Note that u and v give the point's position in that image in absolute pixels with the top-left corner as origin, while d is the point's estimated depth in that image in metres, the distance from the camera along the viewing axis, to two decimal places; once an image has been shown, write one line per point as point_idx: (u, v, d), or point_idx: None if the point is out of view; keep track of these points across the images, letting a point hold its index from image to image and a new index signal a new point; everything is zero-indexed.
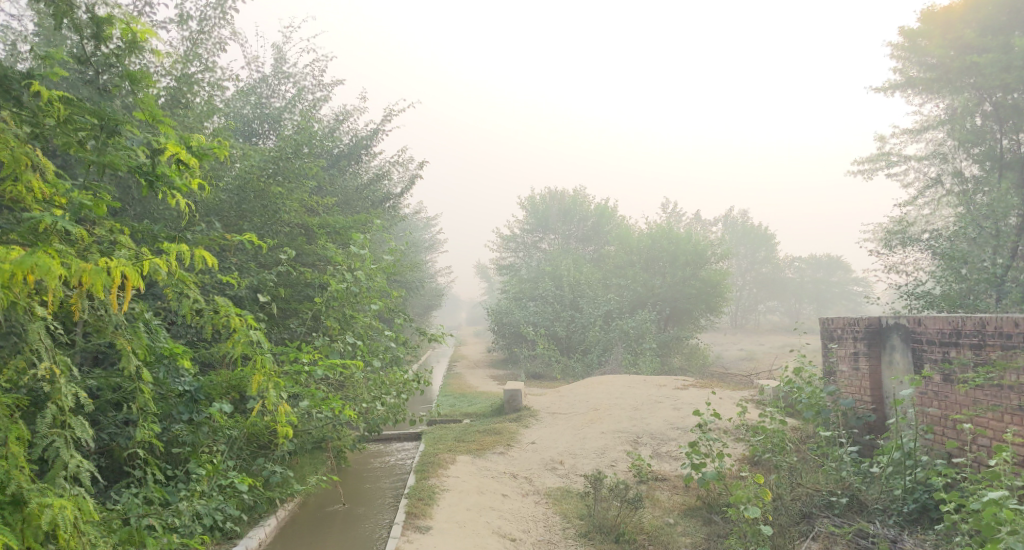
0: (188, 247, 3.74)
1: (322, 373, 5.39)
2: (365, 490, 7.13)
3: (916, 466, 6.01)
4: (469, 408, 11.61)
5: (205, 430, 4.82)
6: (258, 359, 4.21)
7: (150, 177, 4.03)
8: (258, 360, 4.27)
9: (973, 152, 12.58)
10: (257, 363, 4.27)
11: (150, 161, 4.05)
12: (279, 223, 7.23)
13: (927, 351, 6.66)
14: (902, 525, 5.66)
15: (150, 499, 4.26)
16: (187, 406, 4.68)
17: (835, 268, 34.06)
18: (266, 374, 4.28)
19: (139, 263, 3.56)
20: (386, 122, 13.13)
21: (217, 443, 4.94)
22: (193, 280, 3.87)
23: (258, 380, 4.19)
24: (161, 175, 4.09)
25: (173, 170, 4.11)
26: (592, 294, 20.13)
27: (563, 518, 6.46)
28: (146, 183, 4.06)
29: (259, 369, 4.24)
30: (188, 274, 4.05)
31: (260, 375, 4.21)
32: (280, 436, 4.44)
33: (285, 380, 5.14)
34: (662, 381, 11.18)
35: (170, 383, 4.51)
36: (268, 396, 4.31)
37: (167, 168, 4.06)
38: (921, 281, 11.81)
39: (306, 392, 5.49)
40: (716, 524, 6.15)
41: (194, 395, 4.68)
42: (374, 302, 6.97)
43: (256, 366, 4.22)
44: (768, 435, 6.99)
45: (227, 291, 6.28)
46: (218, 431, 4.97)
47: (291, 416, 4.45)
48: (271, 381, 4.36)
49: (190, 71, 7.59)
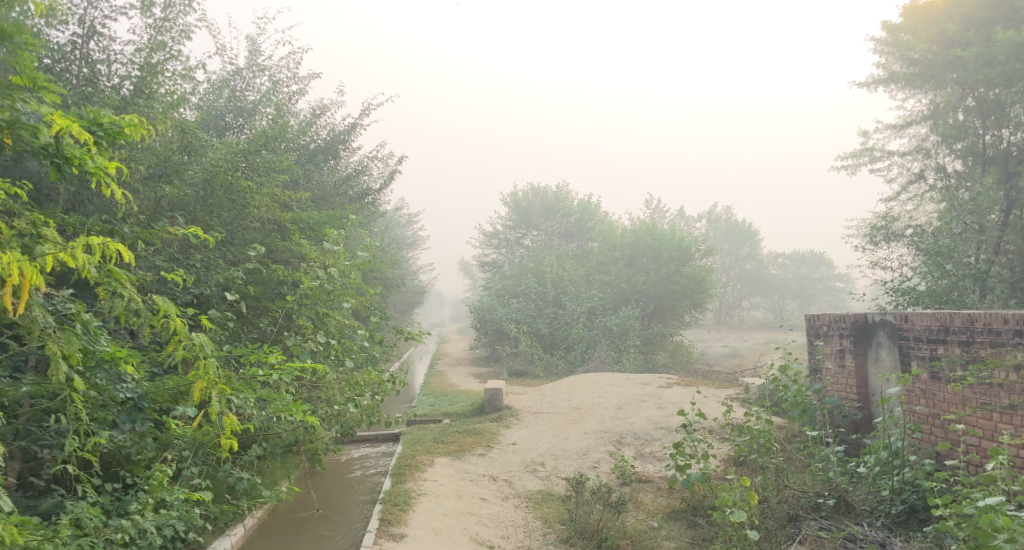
0: (102, 241, 3.62)
1: (283, 377, 5.02)
2: (339, 496, 6.87)
3: (904, 466, 5.91)
4: (449, 407, 11.37)
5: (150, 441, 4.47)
6: (200, 364, 4.01)
7: (57, 159, 3.85)
8: (202, 365, 4.06)
9: (955, 148, 12.56)
10: (202, 368, 4.05)
11: (54, 141, 3.85)
12: (249, 219, 6.93)
13: (914, 349, 6.54)
14: (890, 528, 5.55)
15: (88, 520, 3.90)
16: (131, 416, 4.23)
17: (818, 264, 34.23)
18: (212, 381, 4.10)
19: (42, 257, 3.37)
20: (364, 115, 12.78)
21: (170, 452, 4.61)
22: (126, 278, 3.77)
23: (199, 386, 4.01)
24: (69, 157, 3.88)
25: (81, 150, 3.87)
26: (575, 290, 20.01)
27: (543, 523, 6.26)
28: (54, 166, 3.88)
29: (203, 376, 4.04)
30: (122, 271, 3.86)
31: (204, 382, 4.02)
32: (226, 448, 4.22)
33: (241, 385, 4.75)
34: (645, 380, 11.00)
35: (111, 389, 4.14)
36: (211, 404, 4.13)
37: (75, 149, 3.84)
38: (905, 277, 11.74)
39: (262, 398, 5.10)
40: (701, 527, 6.00)
41: (137, 403, 4.23)
42: (349, 300, 6.70)
43: (198, 372, 4.04)
44: (755, 435, 6.74)
45: (188, 290, 5.98)
46: (168, 441, 4.63)
47: (238, 427, 4.25)
48: (216, 388, 4.18)
49: (155, 60, 7.15)
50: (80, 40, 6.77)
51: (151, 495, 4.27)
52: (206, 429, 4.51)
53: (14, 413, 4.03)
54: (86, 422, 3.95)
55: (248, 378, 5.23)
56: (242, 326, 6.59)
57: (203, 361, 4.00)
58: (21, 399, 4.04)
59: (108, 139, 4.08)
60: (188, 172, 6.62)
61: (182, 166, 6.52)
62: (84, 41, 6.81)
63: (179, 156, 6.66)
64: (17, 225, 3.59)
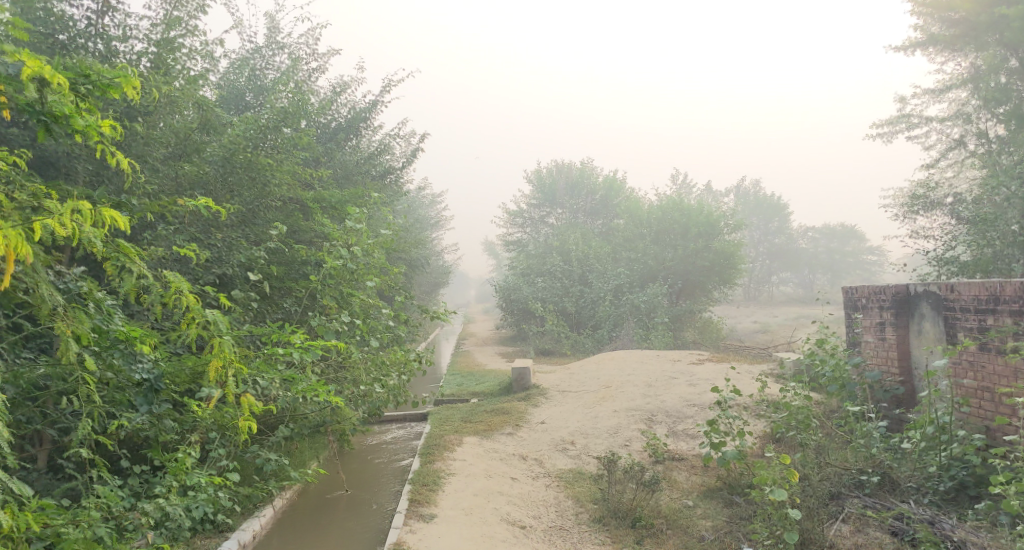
0: (92, 206, 3.42)
1: (305, 355, 4.87)
2: (366, 476, 6.83)
3: (952, 441, 5.65)
4: (476, 386, 11.26)
5: (170, 423, 4.40)
6: (215, 341, 3.90)
7: (46, 119, 3.54)
8: (217, 342, 3.93)
9: (998, 112, 11.99)
10: (217, 345, 3.93)
11: (40, 97, 3.52)
12: (270, 198, 6.82)
13: (960, 320, 6.24)
14: (938, 505, 5.33)
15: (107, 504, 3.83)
16: (146, 397, 4.13)
17: (850, 237, 32.77)
18: (228, 359, 3.99)
19: (31, 223, 3.20)
20: (385, 93, 12.60)
21: (192, 434, 4.54)
22: (132, 250, 3.67)
23: (215, 364, 3.89)
24: (59, 115, 3.56)
25: (71, 108, 3.56)
26: (601, 267, 19.53)
27: (575, 503, 6.14)
28: (43, 125, 3.57)
29: (218, 354, 3.93)
30: (129, 246, 3.75)
31: (220, 360, 3.90)
32: (245, 430, 4.11)
33: (260, 364, 4.64)
34: (676, 356, 10.81)
35: (127, 370, 4.05)
36: (227, 383, 4.02)
37: (63, 107, 3.54)
38: (946, 247, 11.31)
39: (285, 377, 4.97)
40: (738, 506, 5.84)
41: (153, 385, 4.12)
42: (372, 278, 6.59)
43: (214, 349, 3.92)
44: (792, 412, 6.49)
45: (211, 270, 5.93)
46: (189, 423, 4.56)
47: (257, 407, 4.13)
48: (232, 366, 4.06)
49: (171, 36, 7.02)
50: (95, 16, 6.70)
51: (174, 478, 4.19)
52: (226, 412, 4.38)
53: (32, 395, 3.99)
54: (101, 405, 3.87)
55: (270, 358, 5.10)
56: (267, 306, 6.53)
57: (218, 338, 3.88)
58: (39, 382, 4.01)
59: (99, 93, 3.77)
60: (205, 150, 6.51)
61: (201, 145, 6.42)
62: (99, 17, 6.72)
63: (196, 134, 6.57)
64: (18, 198, 3.44)
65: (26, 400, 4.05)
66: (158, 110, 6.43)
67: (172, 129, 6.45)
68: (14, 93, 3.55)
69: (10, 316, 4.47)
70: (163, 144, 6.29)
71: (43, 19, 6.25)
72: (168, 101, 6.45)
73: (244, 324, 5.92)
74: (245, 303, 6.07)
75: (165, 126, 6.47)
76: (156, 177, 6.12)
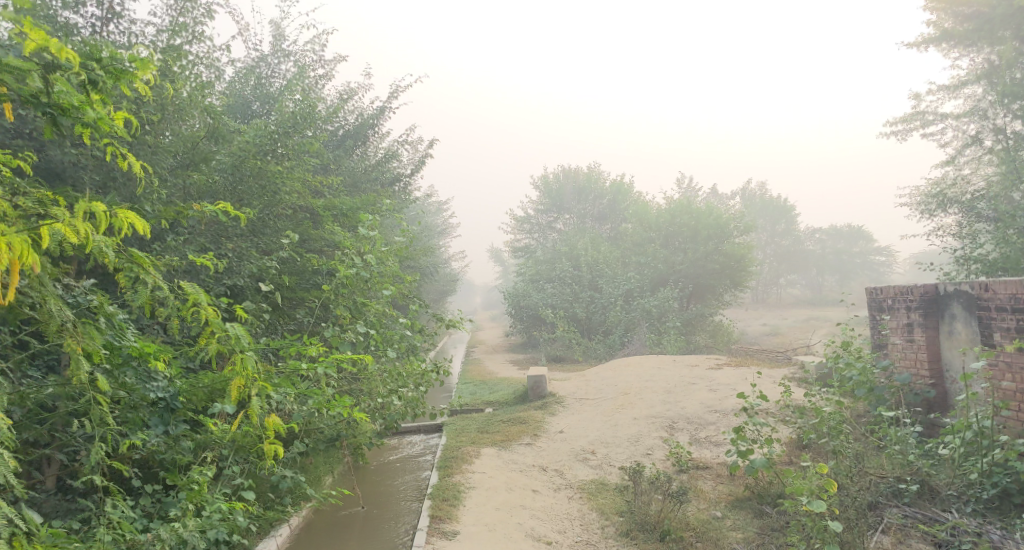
0: (105, 208, 3.24)
1: (327, 370, 4.66)
2: (383, 492, 6.63)
3: (993, 447, 5.39)
4: (490, 395, 11.05)
5: (185, 444, 4.21)
6: (237, 359, 3.71)
7: (52, 111, 3.38)
8: (240, 360, 3.74)
9: (1014, 107, 11.78)
10: (239, 363, 3.73)
11: (46, 87, 3.33)
12: (280, 206, 6.64)
13: (996, 320, 6.00)
14: (983, 514, 5.09)
15: (118, 531, 3.64)
16: (163, 417, 4.09)
17: (857, 238, 32.56)
18: (251, 377, 3.80)
19: (38, 230, 3.02)
20: (393, 98, 12.45)
21: (207, 453, 4.34)
22: (148, 259, 3.50)
23: (236, 383, 3.69)
24: (68, 108, 3.40)
25: (80, 100, 3.39)
26: (611, 273, 19.25)
27: (600, 516, 5.92)
28: (49, 118, 3.40)
29: (240, 372, 3.76)
30: (145, 255, 3.56)
31: (243, 379, 3.71)
32: (269, 453, 3.91)
33: (279, 380, 4.45)
34: (693, 362, 10.56)
35: (141, 389, 3.88)
36: (250, 402, 3.82)
37: (72, 97, 3.37)
38: (966, 245, 11.09)
39: (303, 392, 4.79)
40: (769, 517, 5.61)
41: (169, 404, 4.05)
42: (387, 287, 6.39)
43: (236, 367, 3.72)
44: (824, 418, 6.25)
45: (222, 281, 5.76)
46: (205, 443, 4.37)
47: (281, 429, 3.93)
48: (255, 385, 3.87)
49: (177, 43, 6.86)
50: (99, 23, 6.56)
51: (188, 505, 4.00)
52: (246, 431, 4.19)
53: (38, 417, 3.82)
54: (113, 426, 3.71)
55: (288, 372, 4.90)
56: (278, 318, 6.34)
57: (240, 355, 3.69)
58: (46, 402, 3.83)
59: (110, 79, 3.63)
60: (215, 159, 6.36)
61: (210, 155, 6.27)
62: (104, 24, 6.59)
63: (204, 143, 6.43)
64: (24, 205, 3.25)
65: (33, 421, 3.87)
66: (165, 118, 6.25)
67: (179, 138, 6.32)
68: (16, 82, 3.35)
69: (16, 333, 4.30)
70: (171, 154, 6.15)
71: (48, 26, 6.12)
72: (176, 108, 6.32)
73: (257, 337, 5.74)
74: (257, 315, 5.89)
75: (172, 133, 6.32)
76: (166, 188, 5.96)
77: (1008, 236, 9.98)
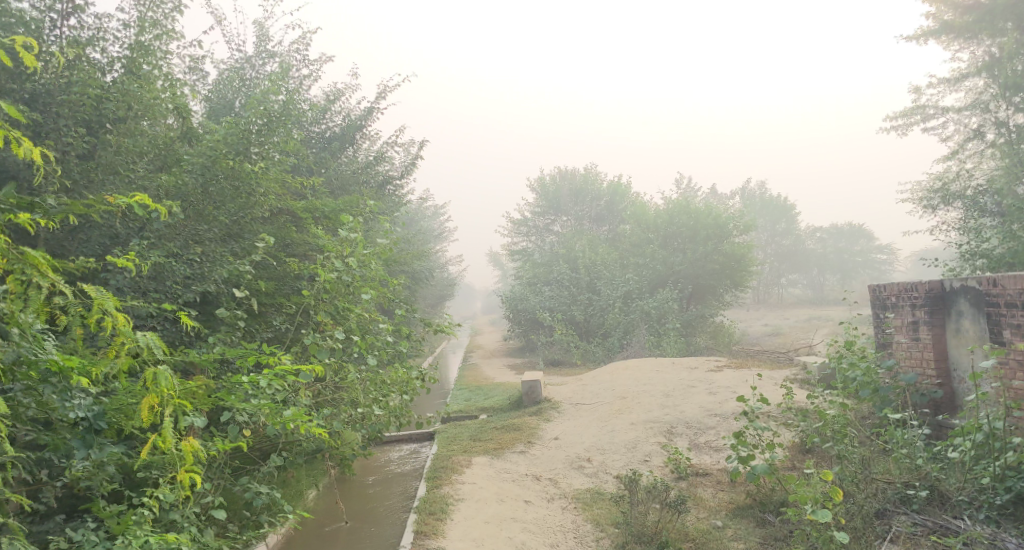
0: None
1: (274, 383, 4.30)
2: (368, 505, 6.41)
3: (1005, 449, 5.09)
4: (483, 402, 10.79)
5: (113, 470, 3.93)
6: (150, 375, 3.58)
7: None
8: (152, 375, 3.61)
9: (1016, 99, 11.54)
10: (152, 379, 3.60)
11: None
12: (256, 208, 6.40)
13: (1006, 317, 5.73)
14: (997, 521, 4.81)
15: None
16: (84, 439, 3.78)
17: (858, 236, 32.40)
18: (164, 395, 3.69)
19: None
20: (381, 98, 12.22)
21: (149, 473, 4.06)
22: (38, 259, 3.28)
23: (149, 399, 3.56)
24: None
25: None
26: (609, 275, 19.01)
27: (595, 527, 5.66)
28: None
29: (152, 388, 3.56)
30: (39, 256, 3.36)
31: (155, 396, 3.58)
32: (186, 479, 3.72)
33: (215, 396, 4.19)
34: (692, 363, 10.29)
35: (61, 407, 3.66)
36: (164, 423, 3.64)
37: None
38: (972, 241, 10.83)
39: (257, 407, 4.46)
40: (772, 525, 5.36)
41: (92, 425, 3.78)
42: (369, 291, 6.11)
43: (149, 384, 3.60)
44: (828, 421, 6.03)
45: (191, 287, 5.49)
46: (148, 463, 4.08)
47: (200, 452, 3.81)
48: (171, 403, 3.75)
49: (144, 39, 6.60)
50: (59, 18, 6.38)
51: (117, 536, 3.71)
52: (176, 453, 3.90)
53: None
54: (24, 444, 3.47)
55: (239, 385, 4.62)
56: (256, 324, 6.07)
57: (152, 370, 3.55)
58: None
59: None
60: (186, 160, 6.06)
61: (181, 157, 6.03)
62: (64, 19, 6.39)
63: (178, 139, 6.33)
64: None
65: None
66: (130, 116, 6.04)
67: (151, 138, 6.23)
68: None
69: None
70: (139, 154, 6.05)
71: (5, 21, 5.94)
72: (143, 106, 6.09)
73: (234, 346, 5.48)
74: (232, 324, 5.61)
75: (142, 134, 6.16)
76: (130, 189, 5.72)
77: (1014, 231, 9.70)
